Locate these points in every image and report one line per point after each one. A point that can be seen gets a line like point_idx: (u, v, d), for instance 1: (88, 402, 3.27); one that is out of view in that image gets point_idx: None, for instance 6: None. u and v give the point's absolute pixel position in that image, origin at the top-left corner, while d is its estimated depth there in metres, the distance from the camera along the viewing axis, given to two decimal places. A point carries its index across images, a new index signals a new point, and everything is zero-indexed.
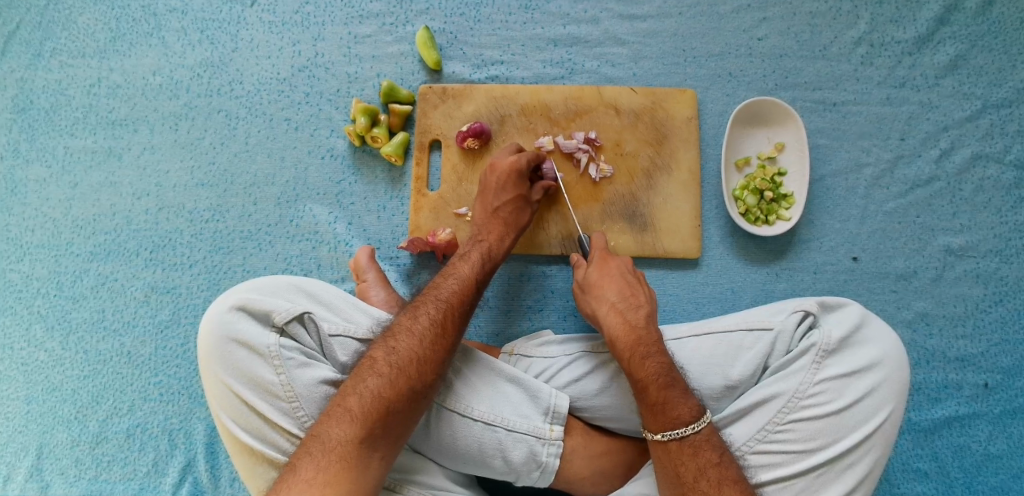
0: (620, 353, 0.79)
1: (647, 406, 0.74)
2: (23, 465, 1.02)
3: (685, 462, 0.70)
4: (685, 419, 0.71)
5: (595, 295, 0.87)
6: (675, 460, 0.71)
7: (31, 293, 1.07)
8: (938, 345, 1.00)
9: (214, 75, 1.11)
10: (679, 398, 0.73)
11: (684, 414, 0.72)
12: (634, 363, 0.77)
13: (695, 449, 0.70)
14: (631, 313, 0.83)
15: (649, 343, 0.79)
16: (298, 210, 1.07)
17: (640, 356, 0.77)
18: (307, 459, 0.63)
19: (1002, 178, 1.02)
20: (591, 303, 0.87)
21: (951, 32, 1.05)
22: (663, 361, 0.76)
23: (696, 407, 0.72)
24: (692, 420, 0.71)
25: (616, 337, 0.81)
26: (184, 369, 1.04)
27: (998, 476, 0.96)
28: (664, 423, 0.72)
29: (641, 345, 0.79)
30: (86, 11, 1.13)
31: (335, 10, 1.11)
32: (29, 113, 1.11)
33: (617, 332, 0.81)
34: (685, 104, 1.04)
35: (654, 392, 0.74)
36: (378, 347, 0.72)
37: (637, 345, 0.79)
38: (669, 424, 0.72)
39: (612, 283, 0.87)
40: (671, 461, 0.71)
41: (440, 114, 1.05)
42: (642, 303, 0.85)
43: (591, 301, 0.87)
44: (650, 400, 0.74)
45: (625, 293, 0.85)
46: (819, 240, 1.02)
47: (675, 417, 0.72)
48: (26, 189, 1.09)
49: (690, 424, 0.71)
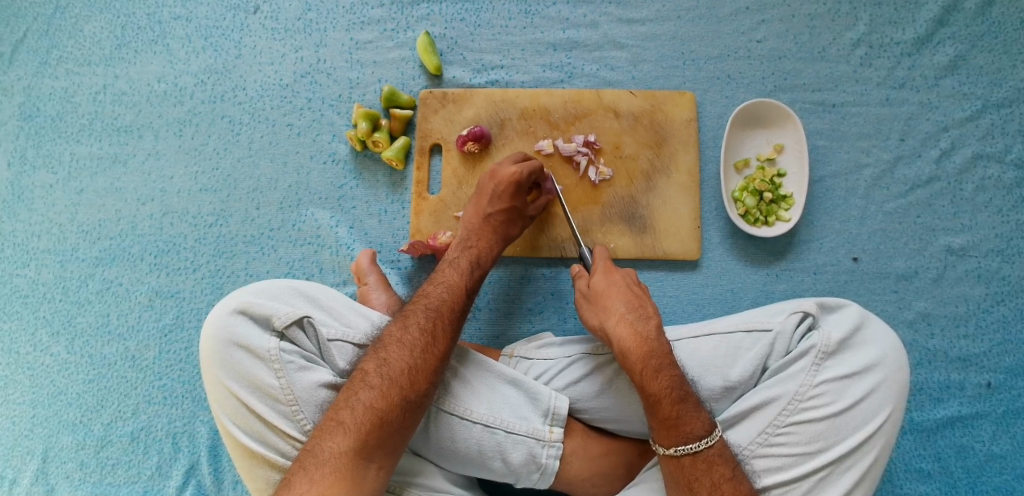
0: (632, 366, 0.77)
1: (659, 421, 0.73)
2: (29, 469, 1.03)
3: (698, 478, 0.71)
4: (698, 434, 0.72)
5: (603, 306, 0.84)
6: (689, 474, 0.71)
7: (37, 297, 1.08)
8: (940, 345, 0.99)
9: (218, 82, 1.12)
10: (692, 411, 0.73)
11: (697, 428, 0.72)
12: (647, 376, 0.75)
13: (709, 464, 0.71)
14: (642, 324, 0.80)
15: (662, 355, 0.77)
16: (300, 214, 1.07)
17: (652, 369, 0.75)
18: (301, 474, 0.64)
19: (1003, 177, 1.02)
20: (598, 315, 0.84)
21: (950, 32, 1.05)
22: (675, 374, 0.75)
23: (708, 422, 0.73)
24: (705, 434, 0.72)
25: (626, 349, 0.78)
26: (188, 372, 1.05)
27: (1002, 477, 0.96)
28: (677, 439, 0.72)
29: (654, 357, 0.76)
30: (92, 20, 1.15)
31: (338, 16, 1.12)
32: (36, 120, 1.13)
33: (629, 344, 0.78)
34: (684, 107, 1.04)
35: (667, 407, 0.73)
36: (369, 359, 0.73)
37: (650, 357, 0.76)
38: (683, 438, 0.72)
39: (619, 294, 0.84)
40: (684, 475, 0.72)
41: (440, 118, 1.06)
42: (652, 314, 0.82)
43: (597, 313, 0.84)
44: (664, 415, 0.73)
45: (633, 304, 0.83)
46: (819, 241, 1.02)
47: (689, 431, 0.72)
48: (32, 195, 1.11)
49: (702, 439, 0.71)
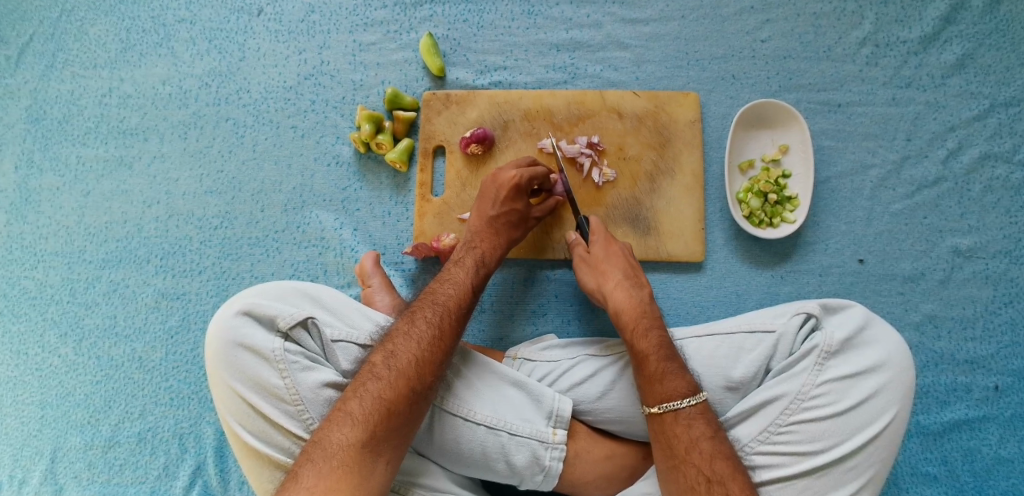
0: (625, 324, 0.82)
1: (645, 377, 0.76)
2: (38, 469, 1.04)
3: (678, 434, 0.71)
4: (681, 392, 0.73)
5: (602, 271, 0.89)
6: (669, 433, 0.72)
7: (45, 299, 1.09)
8: (946, 348, 0.99)
9: (222, 84, 1.13)
10: (677, 371, 0.75)
11: (681, 387, 0.74)
12: (637, 334, 0.80)
13: (690, 422, 0.72)
14: (638, 291, 0.86)
15: (654, 317, 0.83)
16: (305, 216, 1.08)
17: (643, 328, 0.81)
18: (309, 467, 0.63)
19: (1011, 178, 1.01)
20: (596, 277, 0.89)
21: (957, 30, 1.04)
22: (664, 335, 0.80)
23: (692, 383, 0.74)
24: (688, 393, 0.73)
25: (622, 310, 0.84)
26: (194, 374, 1.06)
27: (1009, 481, 0.95)
28: (660, 395, 0.74)
29: (646, 317, 0.82)
30: (97, 23, 1.16)
31: (340, 18, 1.12)
32: (42, 123, 1.14)
33: (624, 306, 0.84)
34: (688, 107, 1.04)
35: (654, 363, 0.76)
36: (377, 352, 0.73)
37: (642, 317, 0.82)
38: (667, 396, 0.73)
39: (617, 262, 0.89)
40: (665, 435, 0.72)
41: (443, 120, 1.06)
42: (646, 284, 0.88)
43: (596, 276, 0.89)
44: (649, 370, 0.76)
45: (630, 273, 0.88)
46: (825, 242, 1.02)
47: (673, 389, 0.74)
48: (39, 198, 1.12)
49: (685, 398, 0.73)
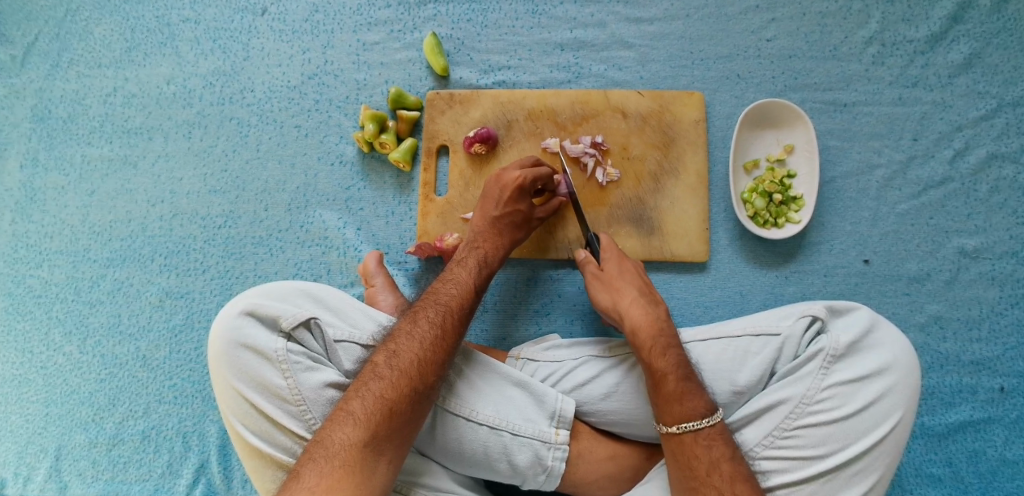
0: (642, 343, 0.80)
1: (662, 397, 0.75)
2: (43, 467, 1.04)
3: (698, 455, 0.71)
4: (699, 412, 0.73)
5: (616, 288, 0.87)
6: (688, 452, 0.72)
7: (50, 297, 1.09)
8: (952, 349, 0.98)
9: (226, 83, 1.13)
10: (696, 391, 0.75)
11: (699, 407, 0.73)
12: (655, 353, 0.78)
13: (709, 442, 0.72)
14: (653, 308, 0.84)
15: (671, 336, 0.81)
16: (309, 215, 1.08)
17: (660, 348, 0.79)
18: (311, 466, 0.63)
19: (1018, 178, 1.00)
20: (611, 296, 0.87)
21: (964, 30, 1.04)
22: (682, 354, 0.79)
23: (711, 403, 0.74)
24: (706, 413, 0.73)
25: (638, 327, 0.82)
26: (197, 373, 1.06)
27: (1015, 483, 0.94)
28: (679, 414, 0.73)
29: (663, 336, 0.80)
30: (101, 22, 1.16)
31: (344, 18, 1.12)
32: (47, 122, 1.14)
33: (641, 323, 0.82)
34: (693, 107, 1.03)
35: (673, 383, 0.75)
36: (379, 351, 0.73)
37: (659, 335, 0.80)
38: (685, 416, 0.73)
39: (631, 279, 0.88)
40: (683, 454, 0.72)
41: (447, 120, 1.06)
42: (661, 301, 0.86)
43: (610, 294, 0.87)
44: (667, 389, 0.75)
45: (644, 290, 0.87)
46: (830, 242, 1.01)
47: (691, 409, 0.73)
48: (45, 197, 1.12)
49: (704, 417, 0.73)
